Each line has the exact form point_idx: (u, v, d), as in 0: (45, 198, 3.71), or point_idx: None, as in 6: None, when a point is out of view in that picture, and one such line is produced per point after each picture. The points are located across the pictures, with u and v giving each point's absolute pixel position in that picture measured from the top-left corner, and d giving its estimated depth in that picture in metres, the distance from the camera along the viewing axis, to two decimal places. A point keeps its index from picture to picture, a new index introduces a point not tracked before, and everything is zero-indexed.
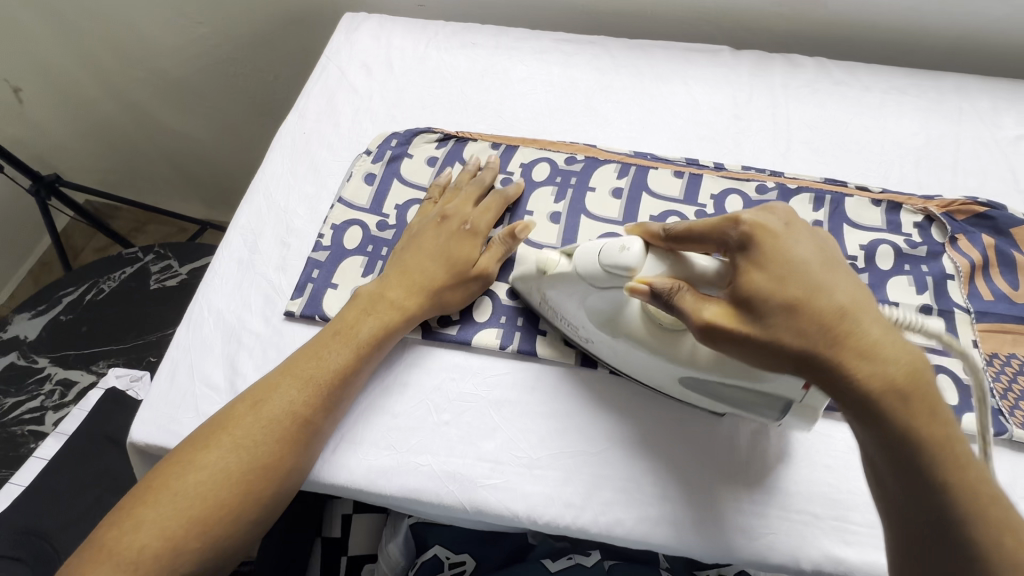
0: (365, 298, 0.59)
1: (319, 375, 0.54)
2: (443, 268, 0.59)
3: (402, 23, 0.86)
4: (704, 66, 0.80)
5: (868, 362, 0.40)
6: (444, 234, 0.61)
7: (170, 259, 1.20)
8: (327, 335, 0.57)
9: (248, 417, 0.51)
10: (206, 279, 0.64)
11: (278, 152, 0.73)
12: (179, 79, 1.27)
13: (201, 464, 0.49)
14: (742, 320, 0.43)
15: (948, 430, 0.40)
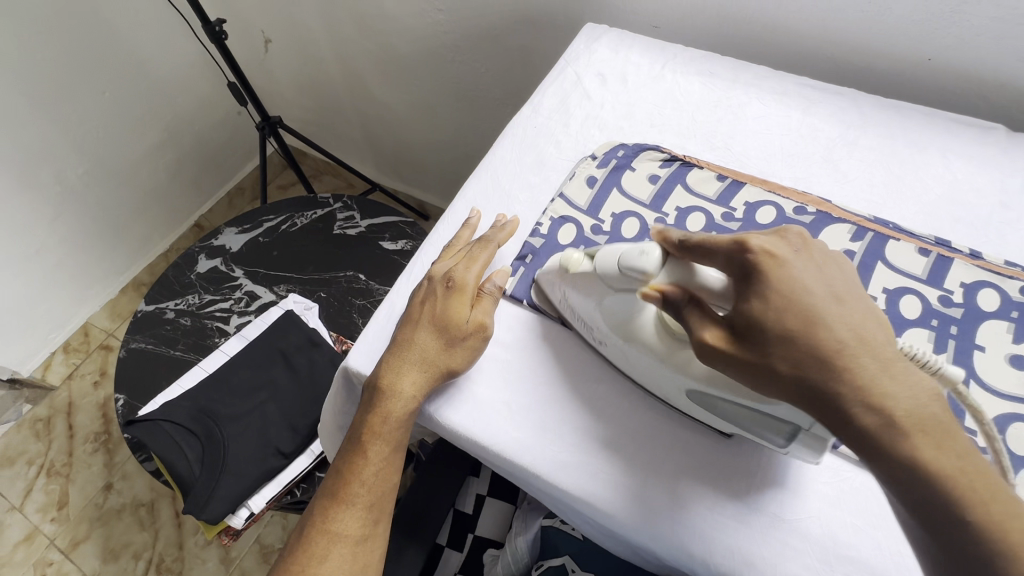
0: (405, 334, 0.59)
1: (398, 401, 0.56)
2: (440, 340, 0.57)
3: (642, 41, 0.88)
4: (970, 142, 0.72)
5: (870, 396, 0.40)
6: (433, 300, 0.60)
7: (355, 210, 1.32)
8: (396, 354, 0.58)
9: (380, 399, 0.57)
10: (429, 241, 0.70)
11: (510, 140, 0.77)
12: (398, 56, 1.40)
13: (338, 504, 0.57)
14: (746, 349, 0.44)
15: (963, 464, 0.39)
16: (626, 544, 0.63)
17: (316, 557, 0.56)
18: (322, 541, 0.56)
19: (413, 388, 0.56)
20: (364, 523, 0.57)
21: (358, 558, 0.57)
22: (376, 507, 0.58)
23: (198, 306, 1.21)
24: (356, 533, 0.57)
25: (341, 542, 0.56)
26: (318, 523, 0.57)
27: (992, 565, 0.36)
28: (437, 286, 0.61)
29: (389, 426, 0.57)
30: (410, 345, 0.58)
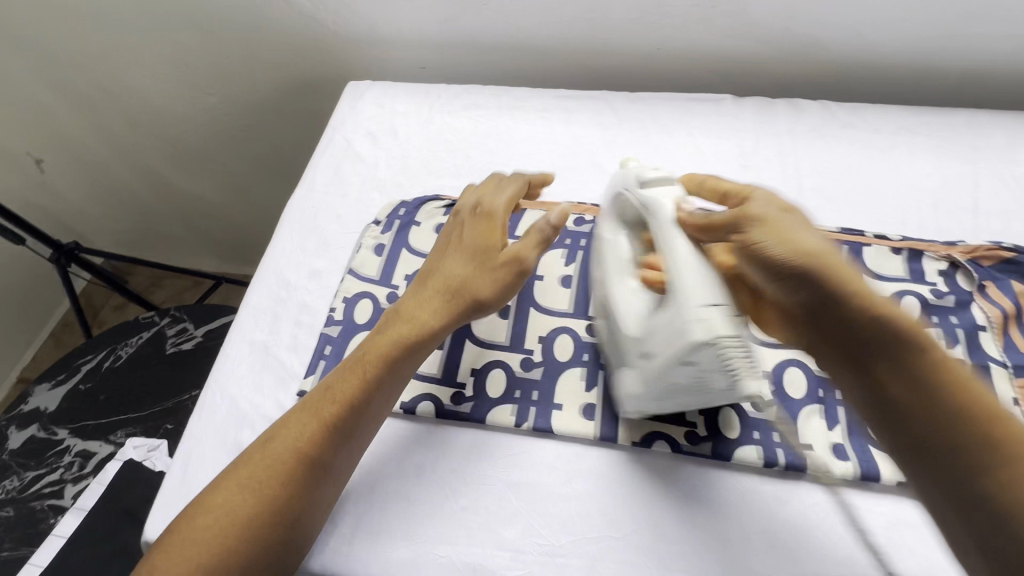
0: (434, 268, 0.59)
1: (417, 327, 0.56)
2: (469, 261, 0.58)
3: (405, 89, 0.88)
4: (707, 116, 0.80)
5: (858, 299, 0.45)
6: (463, 230, 0.60)
7: (185, 321, 1.22)
8: (422, 285, 0.59)
9: (396, 328, 0.56)
10: (219, 364, 0.63)
11: (289, 227, 0.73)
12: (186, 147, 1.28)
13: (287, 427, 0.52)
14: (801, 256, 0.46)
15: (946, 365, 0.43)
16: None
17: (237, 482, 0.49)
18: (249, 463, 0.50)
19: (438, 318, 0.56)
20: (301, 466, 0.50)
21: (275, 508, 0.48)
22: (321, 452, 0.51)
23: (19, 489, 1.03)
24: (285, 471, 0.49)
25: (269, 478, 0.49)
26: (256, 446, 0.51)
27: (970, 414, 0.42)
28: (467, 216, 0.61)
29: (390, 344, 0.55)
30: (437, 275, 0.58)
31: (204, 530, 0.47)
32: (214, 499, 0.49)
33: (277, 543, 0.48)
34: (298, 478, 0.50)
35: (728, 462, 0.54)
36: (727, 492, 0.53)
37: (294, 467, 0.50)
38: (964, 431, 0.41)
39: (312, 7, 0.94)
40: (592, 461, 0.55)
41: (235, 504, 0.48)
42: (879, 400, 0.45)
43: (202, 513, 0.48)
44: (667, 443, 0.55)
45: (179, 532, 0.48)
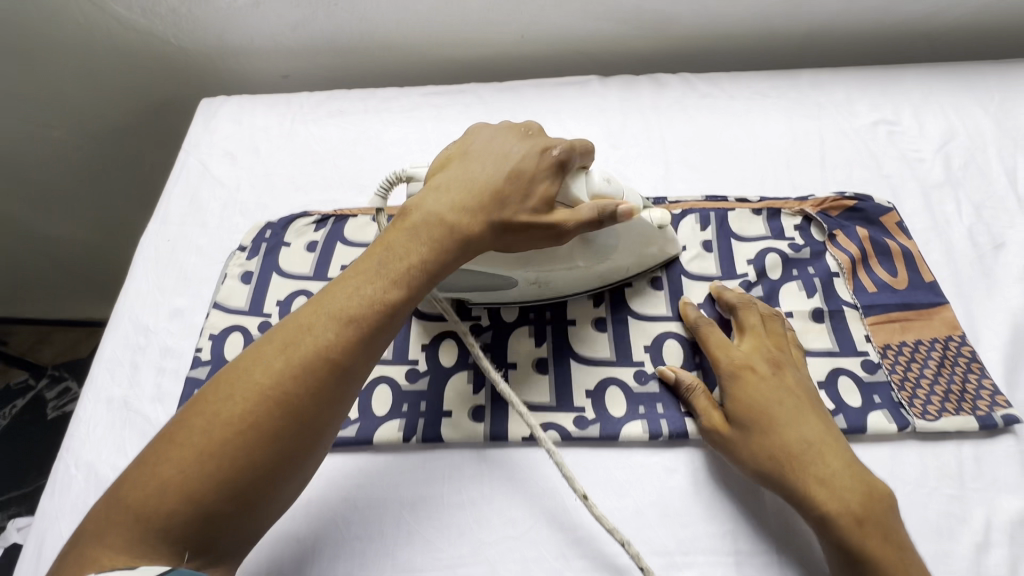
0: (479, 171, 0.51)
1: (453, 227, 0.48)
2: (503, 176, 0.50)
3: (264, 101, 0.83)
4: (576, 101, 0.81)
5: (821, 487, 0.47)
6: (512, 146, 0.53)
7: (68, 380, 1.11)
8: (445, 179, 0.51)
9: (407, 230, 0.48)
10: (72, 429, 0.57)
11: (143, 265, 0.67)
12: (31, 184, 1.10)
13: (312, 332, 0.44)
14: (735, 430, 0.51)
15: (905, 558, 0.45)
16: None
17: (250, 391, 0.42)
18: (268, 370, 0.42)
19: (472, 224, 0.48)
20: (326, 376, 0.43)
21: (290, 425, 0.42)
22: (351, 362, 0.44)
23: None
24: (269, 396, 0.42)
25: (290, 390, 0.42)
26: (273, 350, 0.43)
27: (856, 557, 0.45)
28: (538, 144, 0.52)
29: (422, 245, 0.48)
30: (467, 176, 0.51)
31: (209, 450, 0.40)
32: (224, 408, 0.41)
33: (287, 464, 0.42)
34: (325, 392, 0.43)
35: (617, 441, 0.55)
36: (619, 470, 0.53)
37: (317, 377, 0.43)
38: None
39: (148, 20, 0.86)
40: (485, 463, 0.54)
41: (249, 418, 0.41)
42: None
43: (211, 425, 0.41)
44: (557, 432, 0.55)
45: (170, 450, 0.40)
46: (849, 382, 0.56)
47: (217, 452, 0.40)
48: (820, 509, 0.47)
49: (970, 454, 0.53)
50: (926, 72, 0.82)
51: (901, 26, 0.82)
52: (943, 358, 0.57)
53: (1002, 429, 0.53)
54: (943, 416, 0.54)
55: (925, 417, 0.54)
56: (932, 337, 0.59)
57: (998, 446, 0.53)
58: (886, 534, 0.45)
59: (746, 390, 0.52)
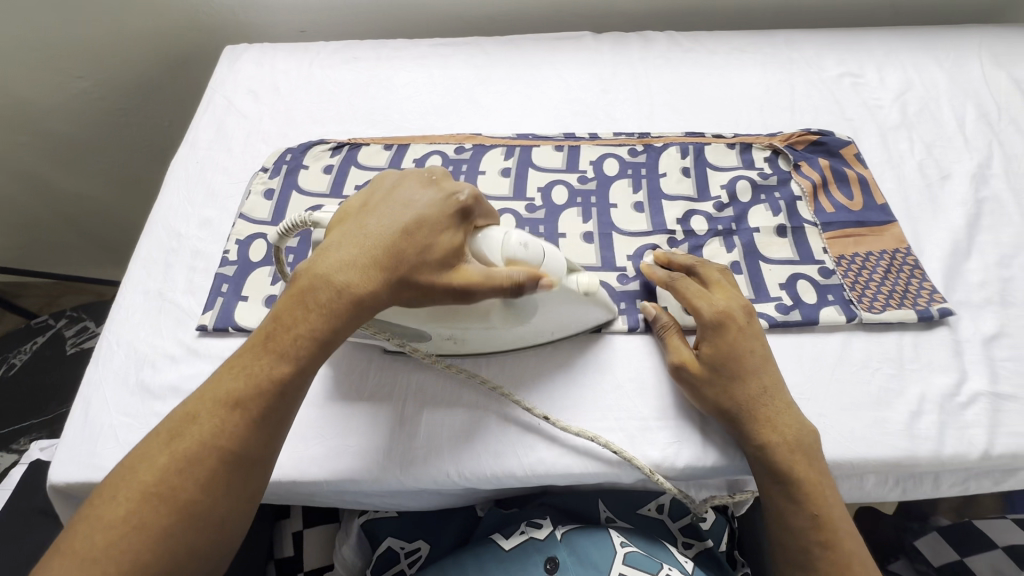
0: (378, 227, 0.48)
1: (350, 292, 0.46)
2: (396, 238, 0.48)
3: (283, 48, 0.89)
4: (571, 52, 0.88)
5: (768, 426, 0.53)
6: (403, 200, 0.50)
7: (86, 321, 1.16)
8: (342, 237, 0.48)
9: (295, 304, 0.46)
10: (113, 315, 0.63)
11: (175, 184, 0.74)
12: (53, 137, 1.14)
13: (197, 421, 0.43)
14: (707, 370, 0.54)
15: (824, 486, 0.52)
16: (429, 499, 0.62)
17: (135, 492, 0.41)
18: (154, 466, 0.41)
19: (370, 287, 0.46)
20: (215, 468, 0.42)
21: (180, 528, 0.40)
22: (244, 447, 0.43)
23: None
24: (156, 494, 0.40)
25: (179, 483, 0.41)
26: (158, 444, 0.43)
27: (782, 478, 0.52)
28: (441, 189, 0.51)
29: (312, 319, 0.46)
30: (354, 239, 0.48)
31: (92, 558, 0.38)
32: (109, 513, 0.40)
33: (185, 565, 0.40)
34: (218, 480, 0.42)
35: (600, 331, 0.61)
36: (602, 352, 0.60)
37: (208, 470, 0.42)
38: (821, 535, 0.50)
39: None
40: None
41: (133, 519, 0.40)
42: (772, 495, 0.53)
43: (88, 534, 0.39)
44: None
45: (59, 557, 0.39)
46: (807, 284, 0.63)
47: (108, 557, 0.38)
48: (761, 437, 0.53)
49: (910, 341, 0.60)
50: (890, 33, 0.89)
51: None
52: (891, 265, 0.65)
53: (938, 321, 0.61)
54: (888, 309, 0.61)
55: (871, 311, 0.61)
56: (882, 248, 0.66)
57: (934, 336, 0.60)
58: (815, 466, 0.52)
59: (717, 344, 0.55)
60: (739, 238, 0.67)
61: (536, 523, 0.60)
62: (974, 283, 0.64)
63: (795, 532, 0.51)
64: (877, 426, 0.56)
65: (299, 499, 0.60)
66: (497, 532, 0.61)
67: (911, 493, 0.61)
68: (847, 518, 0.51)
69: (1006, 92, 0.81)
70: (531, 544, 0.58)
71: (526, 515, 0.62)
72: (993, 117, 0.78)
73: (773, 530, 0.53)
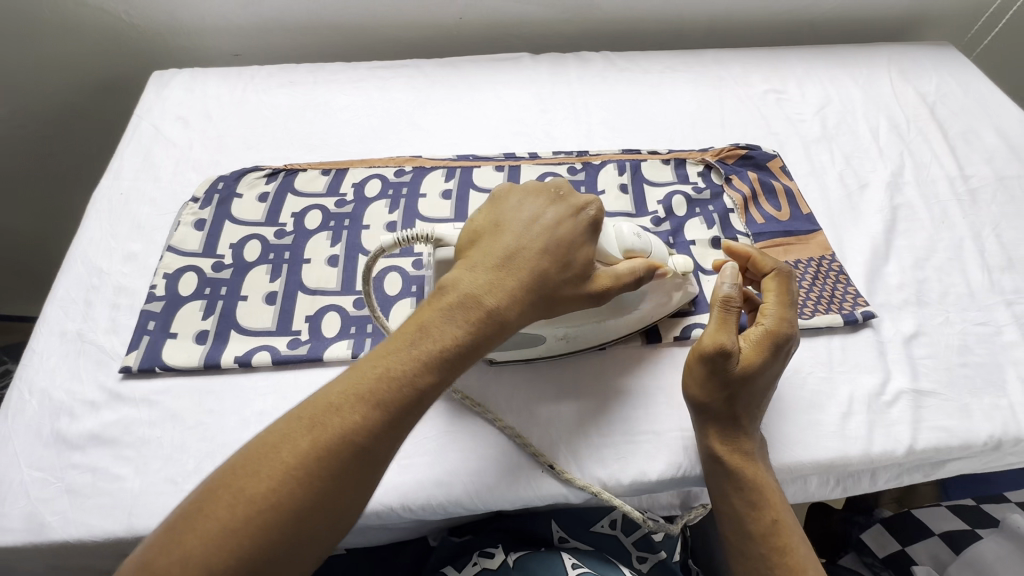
0: (521, 237, 0.50)
1: (489, 306, 0.46)
2: (539, 246, 0.50)
3: (215, 73, 0.87)
4: (510, 72, 0.89)
5: (723, 434, 0.53)
6: (542, 211, 0.52)
7: (6, 363, 1.09)
8: (483, 249, 0.49)
9: (443, 307, 0.46)
10: (24, 360, 0.59)
11: (96, 217, 0.70)
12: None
13: (339, 412, 0.41)
14: (744, 373, 0.52)
15: (772, 491, 0.53)
16: (377, 533, 0.60)
17: (275, 472, 0.39)
18: (296, 449, 0.40)
19: (511, 299, 0.47)
20: (351, 462, 0.40)
21: (315, 516, 0.39)
22: (378, 449, 0.42)
23: None
24: (299, 476, 0.39)
25: (316, 471, 0.39)
26: (301, 426, 0.41)
27: (734, 484, 0.53)
28: (573, 208, 0.52)
29: (459, 325, 0.45)
30: (501, 248, 0.49)
31: (228, 528, 0.37)
32: (247, 486, 0.39)
33: (304, 554, 0.39)
34: (352, 480, 0.40)
35: None
36: (547, 373, 0.60)
37: (345, 464, 0.40)
38: (766, 539, 0.51)
39: None
40: None
41: (273, 498, 0.38)
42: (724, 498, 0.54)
43: (236, 501, 0.38)
44: None
45: (199, 520, 0.38)
46: None
47: (242, 530, 0.37)
48: (710, 446, 0.53)
49: (838, 344, 0.63)
50: (810, 51, 0.95)
51: (785, 15, 0.96)
52: (818, 271, 0.68)
53: (862, 324, 0.64)
54: (816, 315, 0.64)
55: (802, 317, 0.63)
56: (809, 256, 0.69)
57: (860, 338, 0.63)
58: (760, 472, 0.53)
59: (752, 356, 0.52)
60: (677, 251, 0.69)
61: (488, 553, 0.59)
62: (893, 285, 0.68)
63: (744, 535, 0.52)
64: (812, 429, 0.58)
65: None
66: (449, 564, 0.60)
67: (852, 491, 0.63)
68: (792, 516, 0.53)
69: (914, 105, 0.87)
70: (482, 574, 0.57)
71: (477, 544, 0.61)
72: (904, 128, 0.84)
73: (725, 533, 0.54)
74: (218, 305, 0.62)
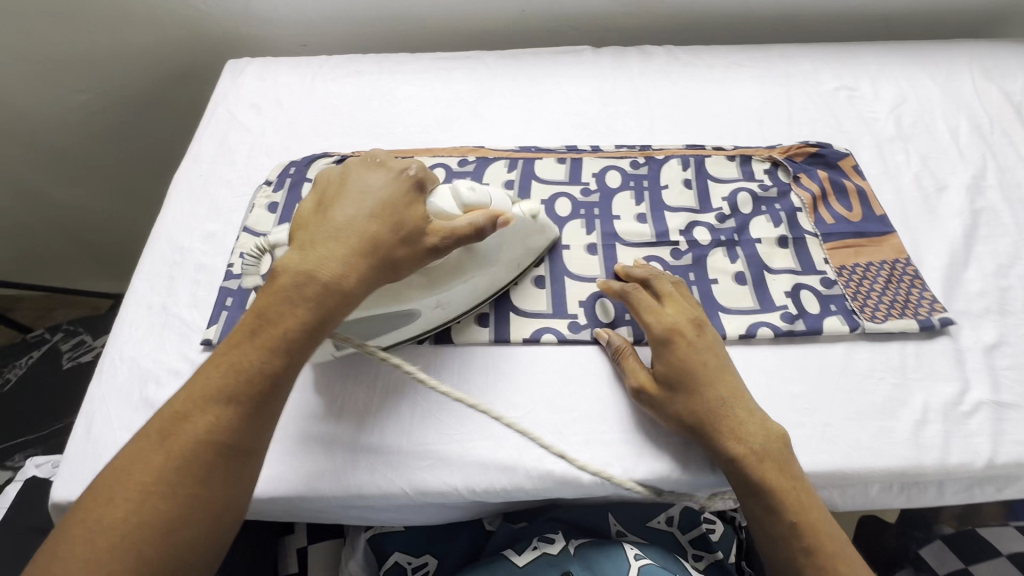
0: (347, 213, 0.51)
1: (326, 281, 0.47)
2: (370, 219, 0.50)
3: (285, 62, 0.90)
4: (571, 65, 0.89)
5: (733, 441, 0.52)
6: (359, 190, 0.52)
7: (82, 334, 1.16)
8: (308, 235, 0.50)
9: (279, 295, 0.47)
10: (116, 330, 0.63)
11: (177, 197, 0.74)
12: (52, 149, 1.14)
13: (190, 420, 0.43)
14: (664, 387, 0.55)
15: (800, 490, 0.51)
16: (437, 513, 0.61)
17: (130, 494, 0.40)
18: (148, 465, 0.41)
19: (355, 271, 0.49)
20: (214, 459, 0.42)
21: (195, 509, 0.41)
22: (237, 439, 0.44)
23: None
24: (162, 486, 0.41)
25: (177, 479, 0.41)
26: (150, 443, 0.43)
27: (756, 489, 0.51)
28: (393, 172, 0.54)
29: (302, 308, 0.47)
30: (326, 229, 0.50)
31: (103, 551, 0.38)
32: (102, 516, 0.40)
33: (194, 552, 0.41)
34: (218, 472, 0.43)
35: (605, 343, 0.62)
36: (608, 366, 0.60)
37: (206, 462, 0.42)
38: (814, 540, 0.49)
39: None
40: (489, 357, 0.61)
41: (137, 516, 0.40)
42: (756, 505, 0.51)
43: (95, 530, 0.39)
44: (554, 335, 0.62)
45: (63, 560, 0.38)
46: (809, 294, 0.64)
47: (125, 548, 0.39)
48: (728, 449, 0.52)
49: (912, 350, 0.61)
50: (884, 46, 0.91)
51: (858, 9, 0.93)
52: (891, 275, 0.65)
53: (939, 330, 0.61)
54: (890, 319, 0.62)
55: (874, 320, 0.62)
56: (882, 258, 0.67)
57: (936, 345, 0.61)
58: (782, 466, 0.52)
59: (663, 368, 0.55)
60: (742, 249, 0.68)
61: (548, 539, 0.60)
62: (973, 292, 0.65)
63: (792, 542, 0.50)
64: (884, 435, 0.56)
65: (309, 515, 0.60)
66: (508, 548, 0.61)
67: (919, 503, 0.62)
68: (828, 513, 0.51)
69: (997, 104, 0.83)
70: (541, 558, 0.58)
71: (536, 529, 0.63)
72: (986, 129, 0.80)
73: (771, 545, 0.51)
74: None
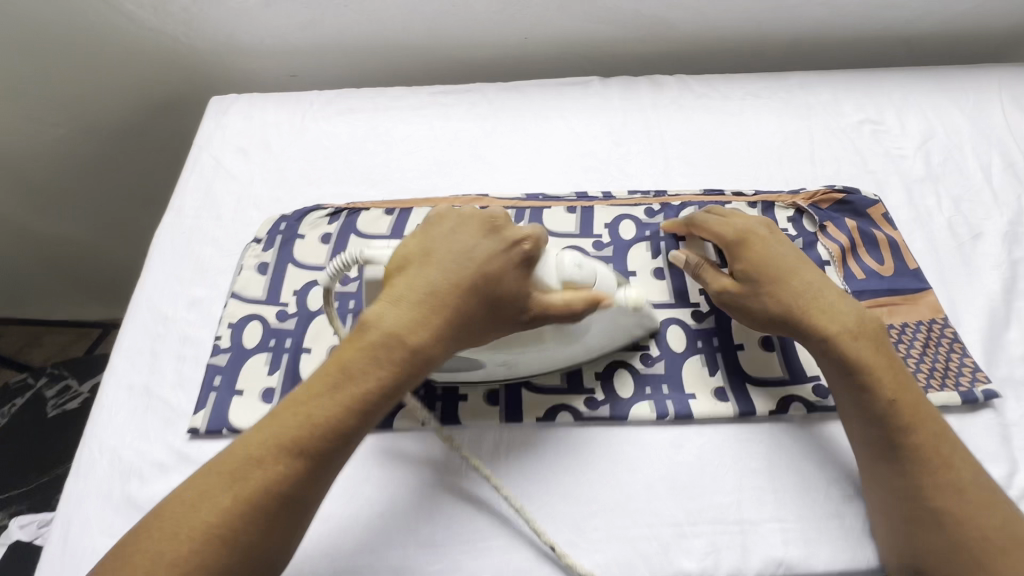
0: (446, 275, 0.48)
1: (413, 349, 0.46)
2: (466, 287, 0.48)
3: (273, 98, 0.84)
4: (579, 99, 0.84)
5: (827, 317, 0.53)
6: (463, 251, 0.49)
7: (68, 378, 1.10)
8: (405, 283, 0.48)
9: (360, 354, 0.46)
10: (94, 415, 0.58)
11: (160, 257, 0.68)
12: (29, 183, 1.08)
13: (261, 465, 0.43)
14: (749, 285, 0.56)
15: (907, 381, 0.51)
16: None
17: (194, 530, 0.41)
18: (215, 505, 0.42)
19: (436, 340, 0.47)
20: (277, 512, 0.43)
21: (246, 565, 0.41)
22: (302, 494, 0.44)
23: None
24: (222, 533, 0.41)
25: (239, 526, 0.42)
26: (220, 480, 0.43)
27: (871, 385, 0.50)
28: (506, 242, 0.50)
29: (382, 371, 0.46)
30: (421, 286, 0.48)
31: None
32: (167, 548, 0.41)
33: None
34: (276, 525, 0.43)
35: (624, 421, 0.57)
36: (628, 449, 0.56)
37: (267, 513, 0.43)
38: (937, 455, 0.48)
39: (159, 19, 0.88)
40: (501, 442, 0.57)
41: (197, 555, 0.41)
42: (878, 426, 0.50)
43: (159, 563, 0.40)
44: (569, 413, 0.57)
45: None
46: None
47: None
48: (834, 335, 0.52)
49: (954, 426, 0.56)
50: (909, 73, 0.86)
51: (881, 33, 0.88)
52: (928, 338, 0.61)
53: (982, 404, 0.57)
54: (929, 392, 0.57)
55: None
56: (918, 319, 0.63)
57: (978, 420, 0.57)
58: (880, 346, 0.52)
59: (757, 261, 0.56)
60: None
61: None
62: (1015, 357, 0.61)
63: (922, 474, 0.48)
64: None
65: None
66: None
67: None
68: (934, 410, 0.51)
69: None
70: None
71: None
72: (1021, 168, 0.75)
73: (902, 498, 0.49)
74: (284, 359, 0.60)
